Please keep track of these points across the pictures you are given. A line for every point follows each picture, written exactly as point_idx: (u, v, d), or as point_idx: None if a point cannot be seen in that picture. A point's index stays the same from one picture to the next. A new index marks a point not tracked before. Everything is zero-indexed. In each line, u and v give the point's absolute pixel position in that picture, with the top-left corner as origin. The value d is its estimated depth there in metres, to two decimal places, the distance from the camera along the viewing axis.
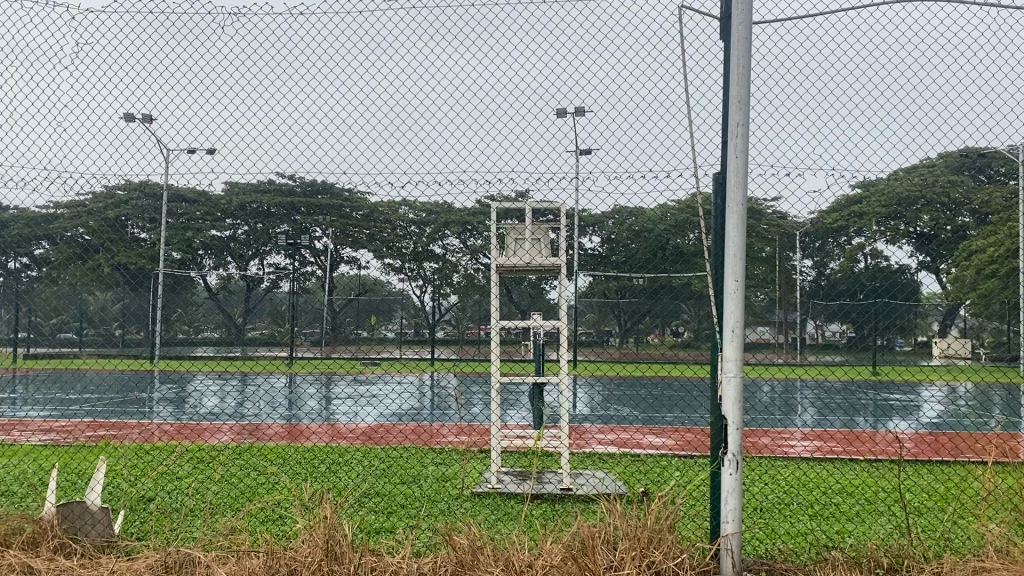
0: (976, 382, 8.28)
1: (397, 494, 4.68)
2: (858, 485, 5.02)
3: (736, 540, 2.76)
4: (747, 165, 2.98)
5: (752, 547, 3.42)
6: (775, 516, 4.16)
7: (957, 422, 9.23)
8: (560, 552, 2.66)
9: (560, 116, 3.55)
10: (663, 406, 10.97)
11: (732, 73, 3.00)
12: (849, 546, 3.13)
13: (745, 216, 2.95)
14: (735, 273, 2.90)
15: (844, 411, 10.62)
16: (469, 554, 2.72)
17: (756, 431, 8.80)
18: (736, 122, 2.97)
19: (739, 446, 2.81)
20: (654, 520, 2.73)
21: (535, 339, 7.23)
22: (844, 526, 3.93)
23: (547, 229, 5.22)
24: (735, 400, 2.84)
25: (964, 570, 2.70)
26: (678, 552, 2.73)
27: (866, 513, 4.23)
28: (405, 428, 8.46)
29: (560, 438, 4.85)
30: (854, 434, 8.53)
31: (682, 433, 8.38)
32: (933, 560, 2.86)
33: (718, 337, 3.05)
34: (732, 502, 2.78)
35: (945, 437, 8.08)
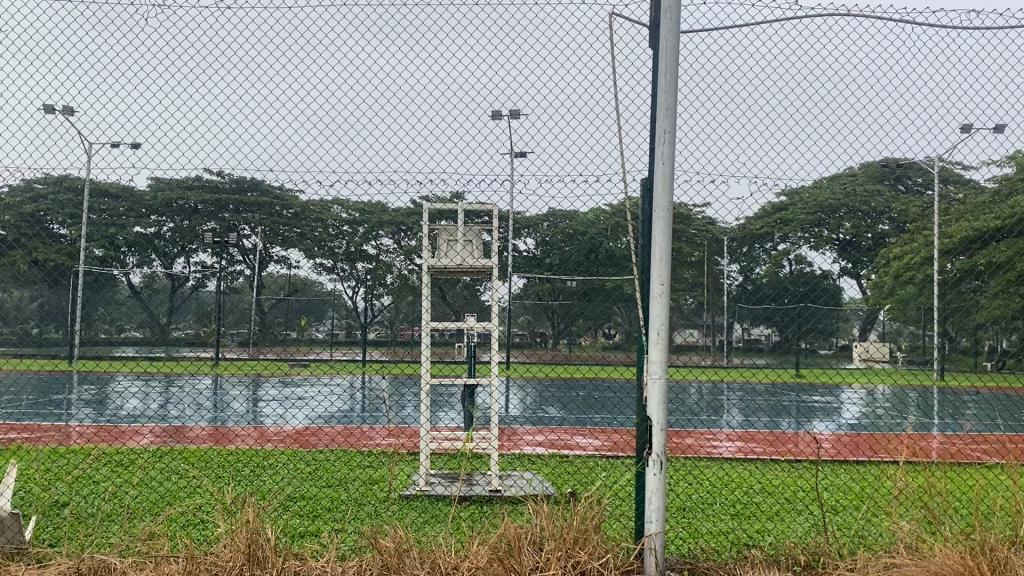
0: (892, 384, 8.56)
1: (323, 497, 4.62)
2: (779, 484, 5.14)
3: (659, 539, 2.81)
4: (673, 171, 3.04)
5: (675, 546, 3.49)
6: (698, 515, 4.22)
7: (872, 424, 9.56)
8: (487, 554, 2.67)
9: (494, 119, 3.57)
10: (593, 408, 11.10)
11: (659, 80, 3.05)
12: (768, 545, 3.23)
13: (671, 221, 3.01)
14: (661, 277, 2.96)
15: (769, 413, 10.88)
16: (395, 557, 2.70)
17: (681, 431, 8.94)
18: (663, 128, 3.03)
19: (662, 446, 2.86)
20: (580, 520, 2.77)
21: (468, 341, 7.24)
22: (764, 525, 4.02)
23: (479, 230, 5.22)
24: (660, 401, 2.89)
25: (876, 566, 2.81)
26: (603, 552, 2.77)
27: (785, 511, 4.34)
28: (334, 429, 8.37)
29: (490, 439, 4.85)
30: (778, 434, 8.77)
31: (609, 434, 8.48)
32: (847, 557, 2.97)
33: (644, 339, 3.11)
34: (656, 502, 2.84)
35: (863, 438, 8.37)
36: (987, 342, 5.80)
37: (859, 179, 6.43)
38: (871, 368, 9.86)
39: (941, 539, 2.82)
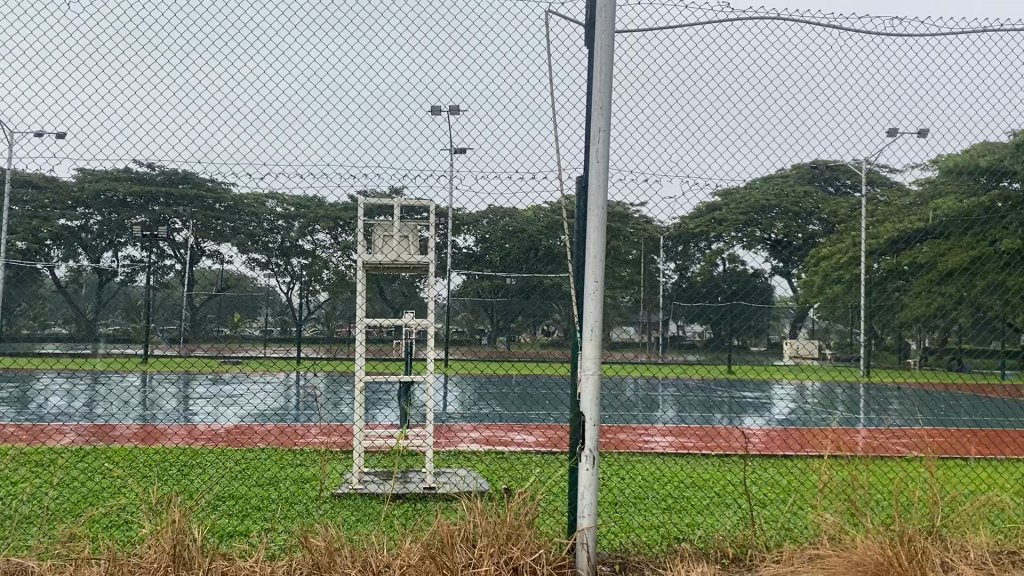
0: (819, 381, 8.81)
1: (253, 497, 4.54)
2: (710, 479, 5.23)
3: (591, 534, 2.84)
4: (608, 169, 3.07)
5: (608, 540, 3.53)
6: (630, 509, 4.28)
7: (801, 419, 9.80)
8: (419, 551, 2.66)
9: (434, 114, 3.55)
10: (530, 405, 11.12)
11: (594, 78, 3.08)
12: (697, 538, 3.30)
13: (605, 219, 3.04)
14: (595, 274, 2.99)
15: (703, 409, 11.05)
16: (326, 555, 2.66)
17: (616, 427, 9.03)
18: (597, 127, 3.05)
19: (595, 442, 2.89)
20: (513, 516, 2.78)
21: (406, 339, 7.20)
22: (694, 518, 4.09)
23: (415, 226, 5.21)
24: (593, 397, 2.92)
25: (801, 558, 2.89)
26: (537, 548, 2.79)
27: (715, 505, 4.43)
28: (268, 428, 8.24)
29: (425, 437, 4.82)
30: (711, 429, 8.94)
31: (546, 430, 8.53)
32: (773, 549, 3.06)
33: (579, 336, 3.13)
34: (589, 497, 2.87)
35: (793, 432, 8.58)
36: (909, 339, 6.01)
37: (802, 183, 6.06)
38: (799, 365, 10.10)
39: (863, 529, 2.92)
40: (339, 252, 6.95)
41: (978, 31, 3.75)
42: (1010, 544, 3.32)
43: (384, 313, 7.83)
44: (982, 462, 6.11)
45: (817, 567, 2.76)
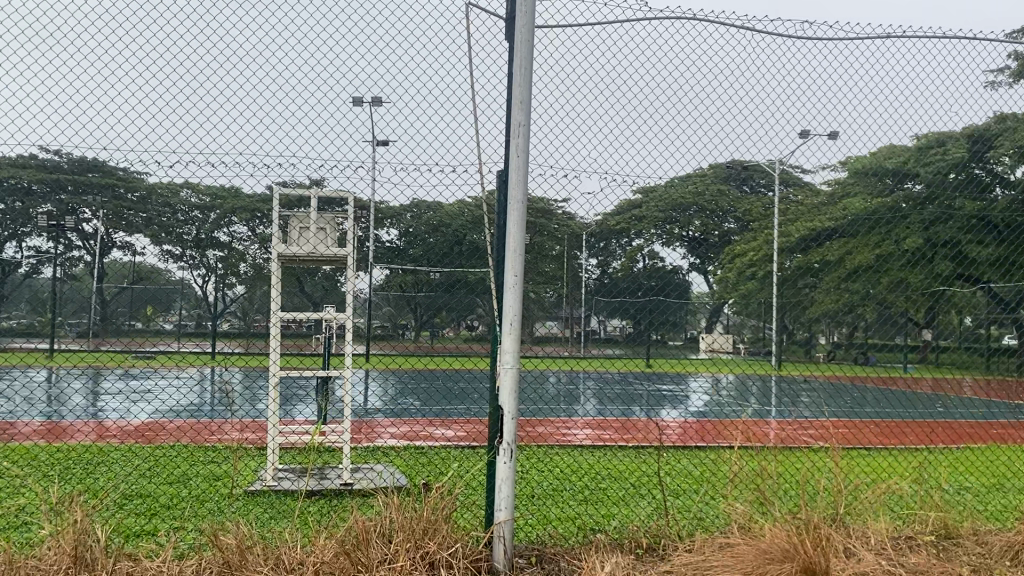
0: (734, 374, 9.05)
1: (162, 495, 4.41)
2: (626, 471, 5.32)
3: (508, 527, 2.85)
4: (527, 164, 3.08)
5: (525, 532, 3.56)
6: (548, 502, 4.32)
7: (715, 411, 10.04)
8: (333, 548, 2.63)
9: (356, 105, 3.51)
10: (451, 399, 11.10)
11: (514, 72, 3.09)
12: (613, 529, 3.36)
13: (525, 213, 3.05)
14: (514, 269, 3.00)
15: (621, 402, 11.22)
16: (237, 554, 2.61)
17: (537, 420, 9.10)
18: (517, 121, 3.06)
19: (513, 435, 2.91)
20: (429, 511, 2.78)
21: (325, 333, 7.09)
22: (610, 509, 4.15)
23: (333, 218, 5.13)
24: (511, 390, 2.93)
25: (711, 546, 2.98)
26: (453, 542, 2.80)
27: (630, 496, 4.50)
28: (181, 424, 8.02)
29: (341, 432, 4.76)
30: (629, 422, 9.09)
31: (467, 424, 8.54)
32: (685, 539, 3.14)
33: (498, 330, 3.14)
34: (506, 490, 2.88)
35: (708, 425, 8.80)
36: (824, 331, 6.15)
37: (717, 183, 5.96)
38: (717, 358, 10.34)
39: (771, 518, 3.02)
40: (255, 244, 6.72)
41: (882, 37, 3.91)
42: (907, 529, 3.48)
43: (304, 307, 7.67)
44: (884, 452, 6.38)
45: (727, 555, 2.83)
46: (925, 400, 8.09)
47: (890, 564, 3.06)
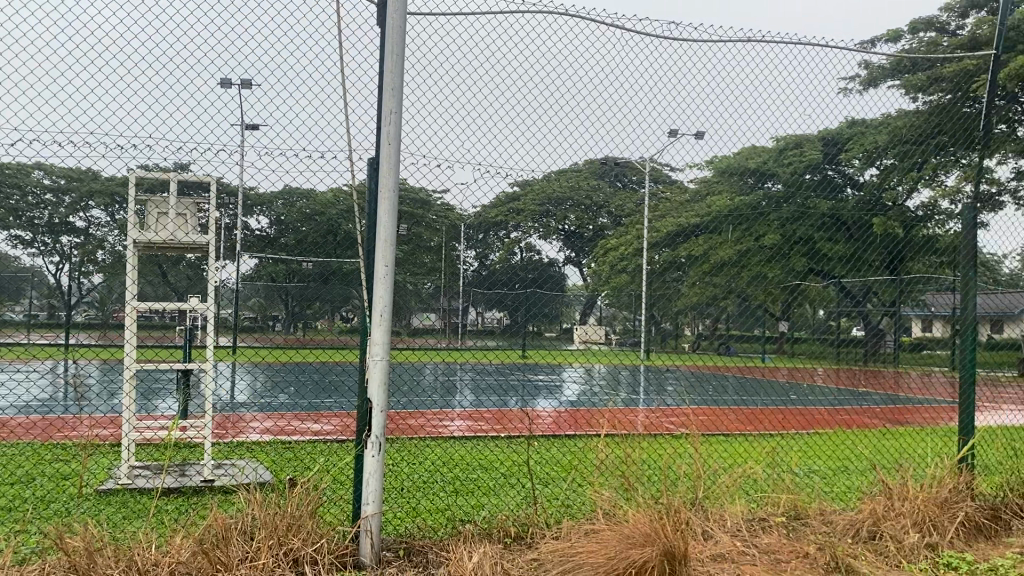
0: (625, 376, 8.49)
1: (2, 497, 4.11)
2: (496, 461, 5.35)
3: (376, 521, 2.82)
4: (399, 152, 3.04)
5: (392, 525, 3.53)
6: (417, 494, 4.29)
7: (587, 400, 10.25)
8: (190, 547, 2.53)
9: (223, 87, 3.37)
10: (323, 392, 10.86)
11: (386, 59, 3.04)
12: (481, 519, 3.39)
13: (396, 202, 3.01)
14: (385, 259, 2.95)
15: (497, 393, 11.28)
16: (84, 558, 2.46)
17: (410, 411, 9.01)
18: (389, 109, 3.02)
19: (382, 428, 2.87)
20: (294, 506, 2.72)
21: (188, 325, 6.81)
22: (480, 500, 4.17)
23: (193, 205, 4.92)
24: (380, 383, 2.89)
25: (576, 532, 3.05)
26: (318, 538, 2.75)
27: (501, 486, 4.53)
28: (27, 422, 7.52)
29: (203, 427, 4.57)
30: (503, 412, 9.15)
31: (339, 417, 8.39)
32: (552, 526, 3.20)
33: (368, 321, 3.10)
34: (374, 484, 2.84)
35: (581, 415, 8.99)
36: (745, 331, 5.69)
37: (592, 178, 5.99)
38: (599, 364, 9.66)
39: (635, 504, 3.10)
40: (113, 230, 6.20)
41: (742, 40, 4.08)
42: (761, 511, 3.66)
43: (167, 297, 7.31)
44: (742, 437, 6.68)
45: (591, 541, 2.89)
46: (782, 387, 8.51)
47: (744, 545, 3.23)
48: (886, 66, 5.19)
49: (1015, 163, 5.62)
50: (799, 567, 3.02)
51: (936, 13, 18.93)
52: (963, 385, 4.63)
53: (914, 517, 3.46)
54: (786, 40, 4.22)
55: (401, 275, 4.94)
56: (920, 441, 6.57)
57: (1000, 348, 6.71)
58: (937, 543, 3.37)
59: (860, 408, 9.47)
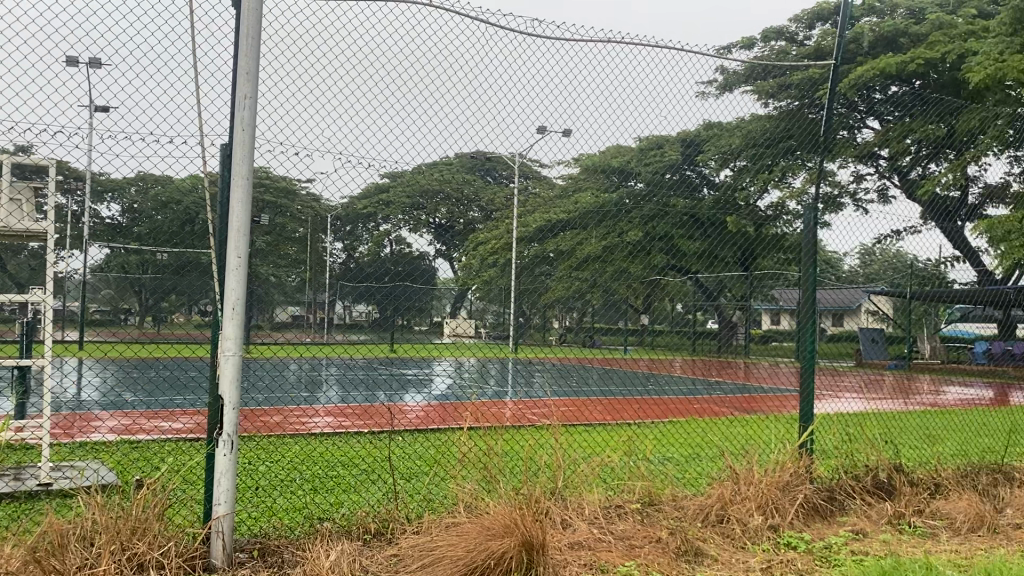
0: (501, 369, 8.19)
1: None
2: (358, 457, 5.28)
3: (228, 522, 2.72)
4: (254, 139, 2.94)
5: (246, 526, 3.42)
6: (274, 493, 4.17)
7: (454, 393, 10.24)
8: (22, 556, 2.37)
9: (67, 65, 3.15)
10: (178, 389, 10.38)
11: (240, 41, 2.94)
12: (340, 516, 3.34)
13: (250, 190, 2.91)
14: (238, 249, 2.85)
15: (362, 387, 11.10)
16: None
17: (273, 408, 8.75)
18: (243, 93, 2.92)
19: (234, 426, 2.77)
20: (139, 508, 2.59)
21: (28, 319, 6.33)
22: (339, 497, 4.10)
23: (32, 190, 4.54)
24: (233, 379, 2.79)
25: (436, 526, 3.05)
26: (166, 541, 2.64)
27: (361, 482, 4.47)
28: None
29: (40, 428, 4.26)
30: (370, 408, 9.03)
31: (195, 415, 8.04)
32: (413, 521, 3.20)
33: (221, 314, 2.99)
34: (225, 483, 2.74)
35: (448, 409, 8.99)
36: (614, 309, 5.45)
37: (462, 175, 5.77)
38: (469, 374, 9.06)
39: (495, 496, 3.13)
40: None
41: (603, 41, 4.18)
42: (617, 498, 3.77)
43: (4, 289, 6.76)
44: (603, 427, 6.85)
45: (452, 534, 2.89)
46: (641, 378, 8.79)
47: (601, 532, 3.32)
48: (741, 72, 5.45)
49: (855, 167, 6.00)
50: (651, 551, 3.13)
51: (785, 23, 20.01)
52: (803, 375, 4.93)
53: (758, 499, 3.67)
54: (648, 43, 4.35)
55: (262, 268, 4.76)
56: (766, 427, 6.95)
57: (839, 340, 7.18)
58: (778, 524, 3.58)
59: (714, 397, 9.91)
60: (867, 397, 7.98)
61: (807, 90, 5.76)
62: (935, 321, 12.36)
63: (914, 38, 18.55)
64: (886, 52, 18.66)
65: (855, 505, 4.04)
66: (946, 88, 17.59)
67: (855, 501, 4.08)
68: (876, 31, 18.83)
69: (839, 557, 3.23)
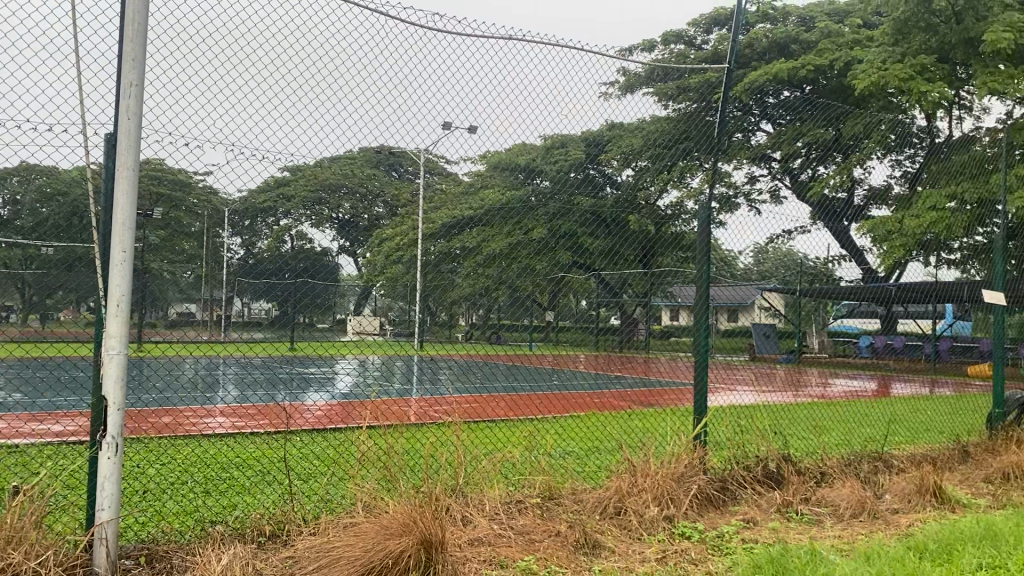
0: (405, 366, 8.12)
1: None
2: (254, 457, 5.14)
3: (111, 528, 2.61)
4: (141, 128, 2.82)
5: (133, 531, 3.29)
6: (164, 496, 4.03)
7: (357, 391, 10.09)
8: None
9: None
10: (64, 389, 9.89)
11: (125, 27, 2.82)
12: (235, 519, 3.25)
13: (136, 181, 2.79)
14: (123, 243, 2.73)
15: (261, 387, 10.82)
16: None
17: (168, 409, 8.44)
18: (129, 81, 2.80)
19: (119, 428, 2.66)
20: (15, 516, 2.47)
21: None
22: (233, 499, 3.99)
23: None
24: (117, 379, 2.67)
25: (333, 527, 3.01)
26: (44, 549, 2.52)
27: (258, 483, 4.37)
28: None
29: None
30: (270, 408, 8.81)
31: (83, 417, 7.67)
32: (309, 522, 3.14)
33: (105, 311, 2.86)
34: (109, 488, 2.63)
35: (352, 407, 8.87)
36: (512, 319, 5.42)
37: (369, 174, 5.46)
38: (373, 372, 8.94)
39: (394, 495, 3.11)
40: None
41: (504, 38, 4.18)
42: (517, 493, 3.80)
43: None
44: (505, 423, 6.89)
45: (348, 534, 2.85)
46: (546, 374, 8.87)
47: (502, 528, 3.33)
48: (642, 73, 5.53)
49: (749, 169, 6.18)
50: (550, 545, 3.16)
51: (685, 27, 20.51)
52: (698, 369, 5.07)
53: (655, 491, 3.75)
54: (549, 41, 4.38)
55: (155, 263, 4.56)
56: (665, 420, 7.12)
57: (734, 335, 7.40)
58: (673, 515, 3.67)
59: (615, 392, 10.08)
60: (760, 390, 8.26)
61: (705, 93, 5.91)
62: (825, 316, 12.90)
63: (805, 45, 19.29)
64: (779, 58, 19.36)
65: (746, 494, 4.18)
66: (834, 94, 18.37)
67: (746, 490, 4.22)
68: (770, 38, 19.50)
69: (731, 545, 3.33)
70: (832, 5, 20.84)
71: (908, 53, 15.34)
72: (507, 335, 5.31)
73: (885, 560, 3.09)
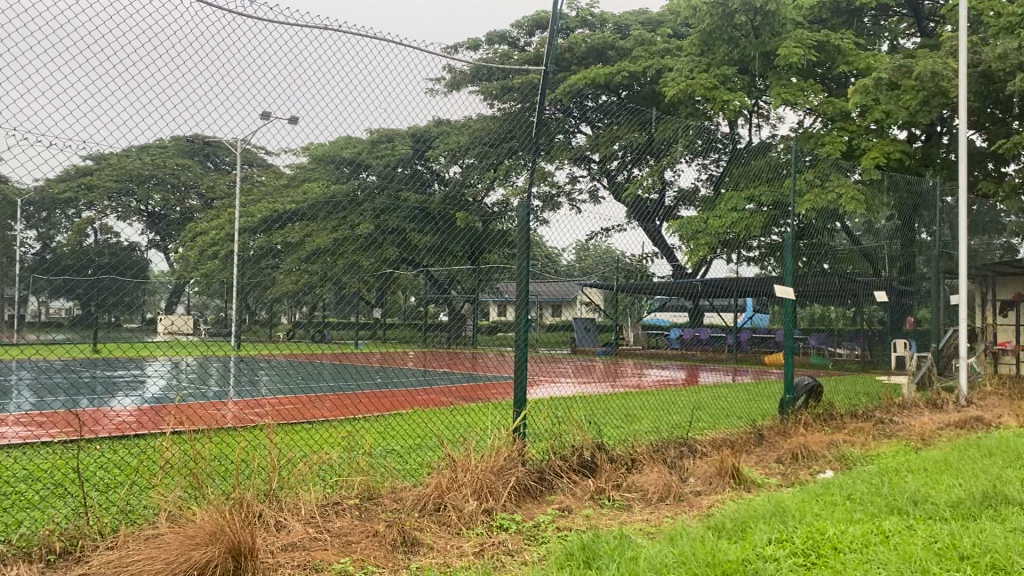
0: (221, 367, 7.76)
1: None
2: (45, 469, 4.76)
3: None
4: None
5: None
6: None
7: (171, 395, 9.58)
8: None
9: None
10: None
11: None
12: (22, 537, 3.01)
13: None
14: None
15: (62, 393, 10.03)
16: None
17: None
18: None
19: None
20: None
21: None
22: (18, 516, 3.68)
23: None
24: None
25: (131, 540, 2.84)
26: None
27: (51, 496, 4.06)
28: None
29: None
30: (73, 415, 8.19)
31: None
32: (106, 536, 2.95)
33: None
34: None
35: (164, 411, 8.40)
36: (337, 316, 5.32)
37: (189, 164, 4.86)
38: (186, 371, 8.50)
39: (201, 504, 2.98)
40: None
41: (320, 28, 4.10)
42: (334, 495, 3.73)
43: None
44: (325, 424, 6.76)
45: (150, 546, 2.70)
46: (371, 372, 8.76)
47: (317, 531, 3.27)
48: (467, 71, 5.56)
49: (571, 169, 6.33)
50: (368, 546, 3.13)
51: (508, 28, 20.86)
52: (519, 363, 5.19)
53: (473, 485, 3.81)
54: (366, 34, 4.33)
55: None
56: (486, 414, 7.24)
57: (556, 329, 7.59)
58: (491, 508, 3.73)
59: (440, 389, 10.11)
60: (580, 383, 8.57)
61: (527, 93, 6.06)
62: None
63: (620, 52, 20.12)
64: (596, 62, 20.09)
65: (562, 484, 4.33)
66: (647, 99, 19.29)
67: (562, 480, 4.36)
68: (588, 43, 20.18)
69: (545, 534, 3.43)
70: (645, 15, 21.84)
71: (712, 63, 16.36)
72: (333, 332, 5.27)
73: (687, 539, 3.29)
